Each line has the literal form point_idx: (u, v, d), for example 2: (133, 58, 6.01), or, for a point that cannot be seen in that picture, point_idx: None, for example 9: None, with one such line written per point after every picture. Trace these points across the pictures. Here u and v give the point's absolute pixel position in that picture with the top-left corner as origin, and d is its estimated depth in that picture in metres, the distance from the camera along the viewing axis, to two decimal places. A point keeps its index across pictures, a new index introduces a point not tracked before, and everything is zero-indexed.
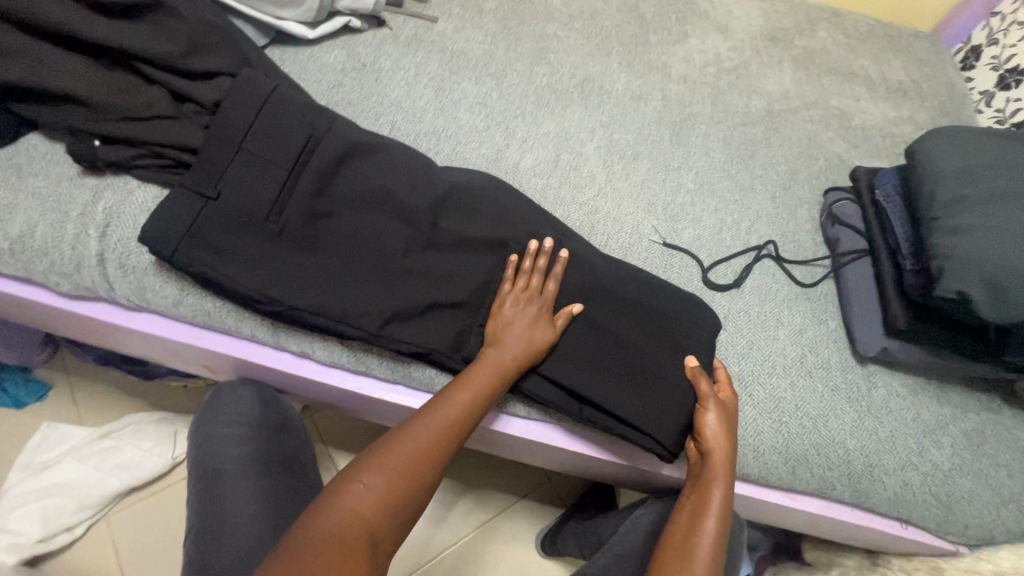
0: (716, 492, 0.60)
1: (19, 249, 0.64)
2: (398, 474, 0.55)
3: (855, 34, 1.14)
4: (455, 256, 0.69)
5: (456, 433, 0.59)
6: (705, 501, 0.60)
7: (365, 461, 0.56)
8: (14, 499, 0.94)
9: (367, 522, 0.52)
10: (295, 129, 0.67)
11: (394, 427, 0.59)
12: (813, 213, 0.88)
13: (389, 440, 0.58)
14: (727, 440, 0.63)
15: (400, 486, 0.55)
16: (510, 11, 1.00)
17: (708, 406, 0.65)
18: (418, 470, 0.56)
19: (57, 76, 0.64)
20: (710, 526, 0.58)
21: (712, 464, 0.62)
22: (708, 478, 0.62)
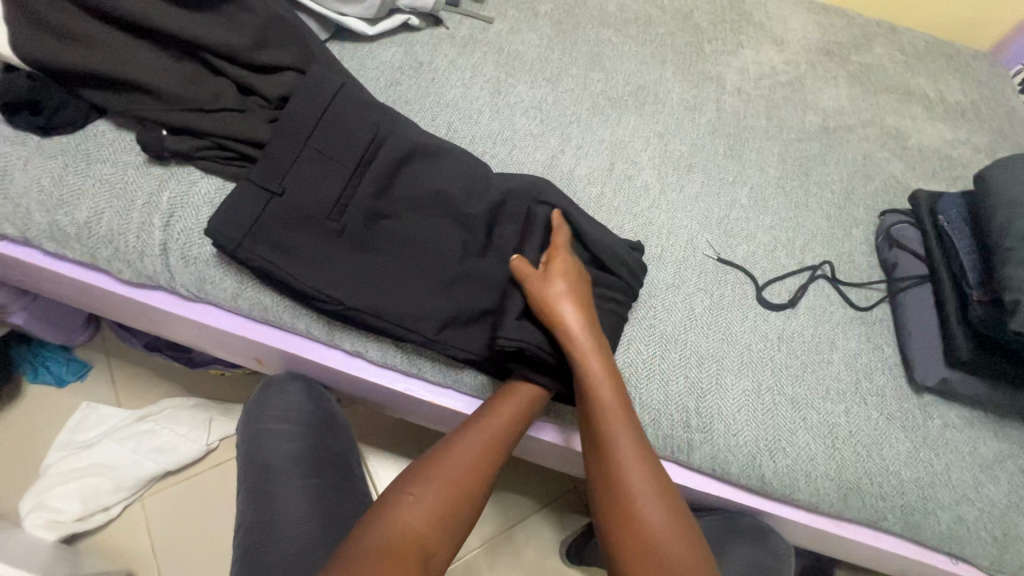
0: (608, 401, 0.59)
1: (84, 235, 0.64)
2: (448, 488, 0.57)
3: (913, 51, 1.11)
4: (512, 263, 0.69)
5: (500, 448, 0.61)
6: (604, 416, 0.59)
7: (413, 476, 0.58)
8: (54, 477, 0.95)
9: (419, 535, 0.53)
10: (360, 128, 0.67)
11: (442, 440, 0.61)
12: (868, 234, 0.86)
13: (435, 456, 0.59)
14: (586, 331, 0.61)
15: (449, 500, 0.56)
16: (565, 15, 0.99)
17: (550, 289, 0.62)
18: (466, 486, 0.58)
19: (130, 66, 0.64)
20: (625, 435, 0.59)
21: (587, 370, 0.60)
22: (591, 390, 0.60)
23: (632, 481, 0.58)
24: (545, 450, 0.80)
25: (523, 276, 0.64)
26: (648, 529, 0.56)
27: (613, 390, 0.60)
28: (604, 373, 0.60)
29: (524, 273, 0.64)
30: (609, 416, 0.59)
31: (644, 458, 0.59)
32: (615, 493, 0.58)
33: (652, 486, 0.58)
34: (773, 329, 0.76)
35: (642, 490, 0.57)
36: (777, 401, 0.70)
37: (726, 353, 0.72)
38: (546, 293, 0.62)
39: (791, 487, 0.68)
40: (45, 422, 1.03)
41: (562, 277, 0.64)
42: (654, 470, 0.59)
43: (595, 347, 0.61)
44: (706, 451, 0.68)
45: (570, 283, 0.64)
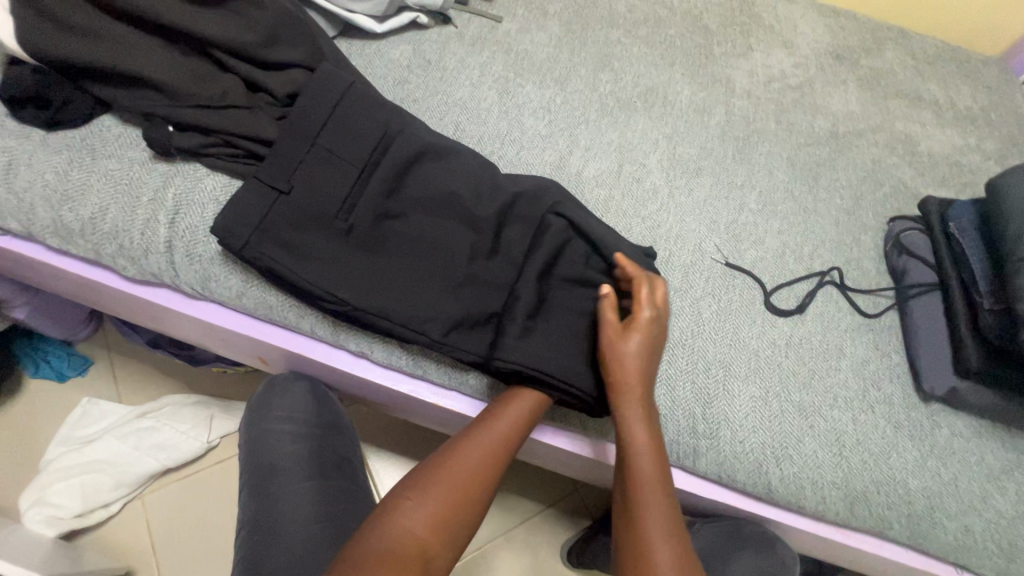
0: (642, 459, 0.59)
1: (89, 231, 0.64)
2: (448, 493, 0.55)
3: (924, 57, 1.11)
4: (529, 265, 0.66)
5: (502, 454, 0.59)
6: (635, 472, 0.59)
7: (412, 482, 0.56)
8: (54, 472, 0.95)
9: (419, 539, 0.52)
10: (369, 127, 0.66)
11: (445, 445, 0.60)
12: (877, 240, 0.86)
13: (436, 462, 0.58)
14: (638, 388, 0.60)
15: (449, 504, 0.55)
16: (574, 15, 0.99)
17: (615, 340, 0.62)
18: (468, 491, 0.56)
19: (137, 60, 0.63)
20: (652, 497, 0.58)
21: (626, 425, 0.60)
22: (626, 444, 0.60)
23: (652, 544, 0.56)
24: (549, 453, 0.79)
25: (603, 320, 0.63)
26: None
27: (650, 450, 0.59)
28: (643, 430, 0.60)
29: (603, 318, 0.63)
30: (639, 475, 0.59)
31: (670, 524, 0.57)
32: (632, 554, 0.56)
33: (674, 555, 0.55)
34: (781, 334, 0.75)
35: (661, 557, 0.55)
36: (784, 408, 0.70)
37: (734, 359, 0.72)
38: (613, 344, 0.62)
39: (798, 495, 0.68)
40: (46, 417, 1.02)
41: (636, 329, 0.61)
42: (678, 538, 0.56)
43: (640, 404, 0.60)
44: (713, 458, 0.68)
45: (643, 339, 0.61)
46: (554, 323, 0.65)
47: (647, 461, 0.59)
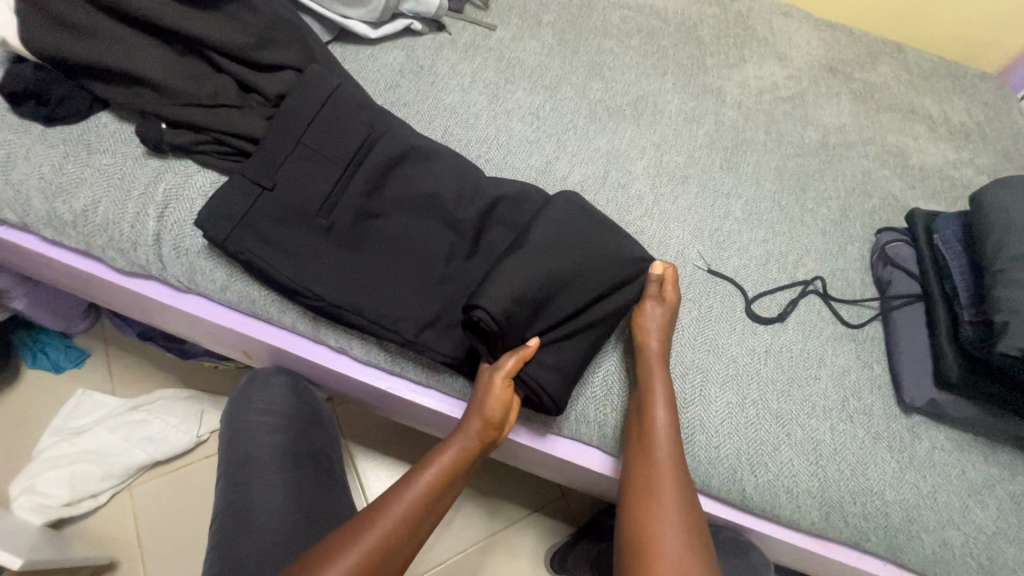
0: (663, 423, 0.63)
1: (81, 223, 0.66)
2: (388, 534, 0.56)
3: (918, 72, 1.11)
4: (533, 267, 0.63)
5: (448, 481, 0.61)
6: (654, 436, 0.62)
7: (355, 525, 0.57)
8: (45, 461, 0.96)
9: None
10: (354, 128, 0.68)
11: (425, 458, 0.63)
12: (864, 252, 0.86)
13: (385, 496, 0.60)
14: (659, 357, 0.66)
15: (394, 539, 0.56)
16: (568, 24, 1.00)
17: (647, 307, 0.68)
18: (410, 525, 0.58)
19: (134, 60, 0.66)
20: (665, 455, 0.62)
21: (651, 388, 0.65)
22: (648, 403, 0.64)
23: (662, 501, 0.61)
24: (526, 455, 0.79)
25: (642, 287, 0.70)
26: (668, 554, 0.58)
27: (669, 416, 0.63)
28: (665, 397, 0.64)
29: (644, 288, 0.70)
30: (658, 438, 0.62)
31: (679, 485, 0.61)
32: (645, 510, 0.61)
33: (676, 506, 0.61)
34: (761, 341, 0.75)
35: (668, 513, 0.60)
36: (761, 415, 0.70)
37: (712, 365, 0.72)
38: (647, 312, 0.68)
39: (772, 503, 0.67)
40: (41, 407, 1.04)
41: (666, 303, 0.69)
42: (687, 497, 0.61)
43: (664, 371, 0.65)
44: (686, 463, 0.68)
45: (669, 313, 0.68)
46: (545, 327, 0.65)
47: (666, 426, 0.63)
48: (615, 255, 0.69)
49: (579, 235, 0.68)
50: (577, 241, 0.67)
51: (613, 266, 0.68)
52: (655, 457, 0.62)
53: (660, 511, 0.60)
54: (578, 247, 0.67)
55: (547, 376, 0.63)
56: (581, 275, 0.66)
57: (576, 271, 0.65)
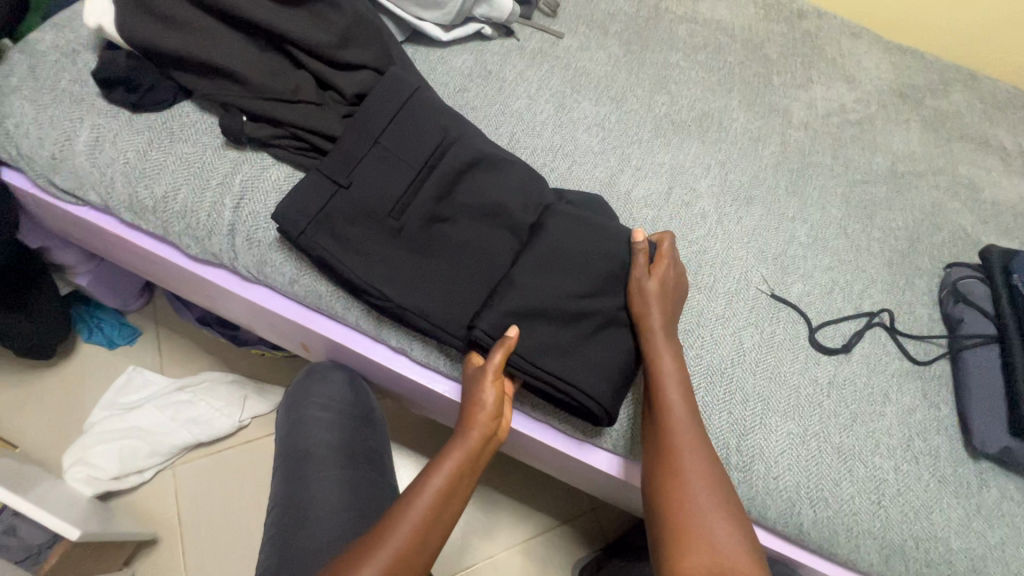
0: (675, 399, 0.61)
1: (160, 209, 0.67)
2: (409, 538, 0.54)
3: (993, 101, 1.07)
4: (543, 272, 0.65)
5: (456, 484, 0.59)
6: (669, 415, 0.60)
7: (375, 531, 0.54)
8: (96, 434, 0.99)
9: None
10: (430, 133, 0.68)
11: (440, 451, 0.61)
12: (932, 286, 0.83)
13: (397, 503, 0.57)
14: (662, 333, 0.64)
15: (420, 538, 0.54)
16: (634, 36, 0.99)
17: (642, 279, 0.66)
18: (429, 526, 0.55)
19: (222, 52, 0.67)
20: (682, 427, 0.60)
21: (658, 365, 0.63)
22: (656, 378, 0.62)
23: (689, 481, 0.57)
24: (571, 469, 0.78)
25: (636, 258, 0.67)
26: (703, 535, 0.55)
27: (680, 396, 0.61)
28: (674, 373, 0.63)
29: (635, 259, 0.67)
30: (672, 416, 0.60)
31: (706, 462, 0.58)
32: (672, 491, 0.57)
33: (701, 473, 0.58)
34: (824, 372, 0.73)
35: (697, 491, 0.57)
36: (822, 448, 0.68)
37: (773, 393, 0.70)
38: (639, 285, 0.66)
39: (831, 542, 0.65)
40: (94, 381, 1.07)
41: (659, 272, 0.66)
42: (715, 474, 0.58)
43: (667, 345, 0.64)
44: (744, 491, 0.66)
45: (663, 284, 0.65)
46: (598, 348, 0.65)
47: (679, 403, 0.61)
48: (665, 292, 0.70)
49: (584, 232, 0.68)
50: (583, 239, 0.68)
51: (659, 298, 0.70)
52: (673, 434, 0.59)
53: (688, 489, 0.57)
54: (595, 252, 0.68)
55: (600, 390, 0.62)
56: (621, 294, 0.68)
57: (600, 275, 0.67)
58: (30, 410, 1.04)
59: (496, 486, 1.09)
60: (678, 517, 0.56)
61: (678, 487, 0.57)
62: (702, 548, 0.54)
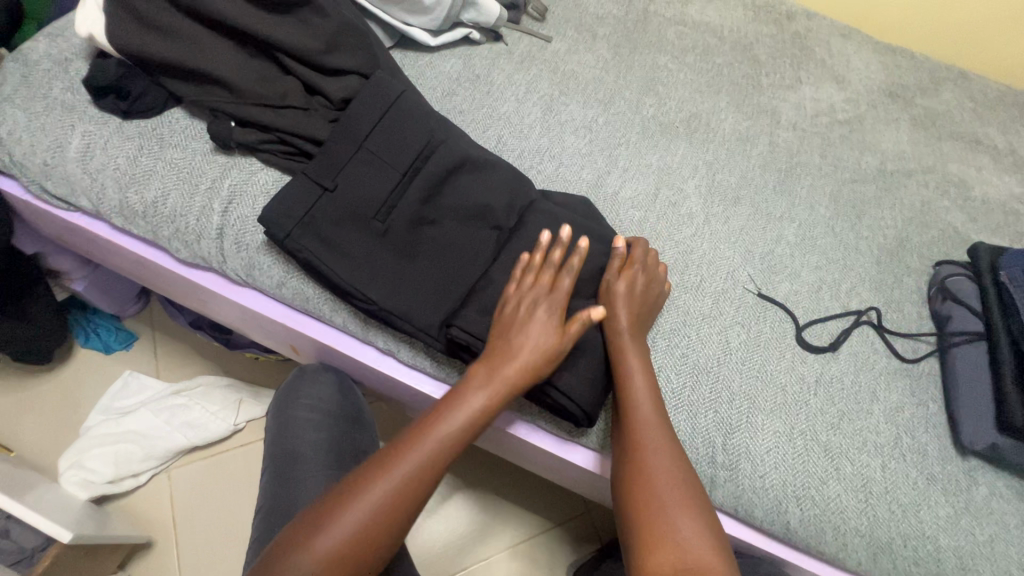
0: (643, 402, 0.61)
1: (150, 214, 0.68)
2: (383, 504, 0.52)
3: (984, 100, 1.07)
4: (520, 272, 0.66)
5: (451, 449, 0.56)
6: (637, 418, 0.61)
7: (347, 490, 0.53)
8: (92, 438, 1.00)
9: (351, 554, 0.50)
10: (415, 136, 0.69)
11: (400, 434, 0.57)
12: (921, 285, 0.83)
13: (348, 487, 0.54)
14: (629, 333, 0.65)
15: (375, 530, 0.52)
16: (623, 39, 1.00)
17: (612, 282, 0.67)
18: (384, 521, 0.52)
19: (210, 59, 0.68)
20: (650, 427, 0.60)
21: (625, 366, 0.63)
22: (623, 377, 0.63)
23: (656, 485, 0.57)
24: (560, 470, 0.78)
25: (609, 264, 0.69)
26: (671, 542, 0.54)
27: (648, 394, 0.62)
28: (642, 375, 0.63)
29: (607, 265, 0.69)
30: (638, 415, 0.61)
31: (675, 466, 0.58)
32: (640, 495, 0.57)
33: (668, 471, 0.58)
34: (812, 371, 0.73)
35: (665, 494, 0.56)
36: (809, 446, 0.68)
37: (760, 392, 0.70)
38: (608, 287, 0.67)
39: (818, 540, 0.65)
40: (90, 386, 1.08)
41: (627, 276, 0.67)
42: (683, 474, 0.58)
43: (637, 346, 0.65)
44: (730, 490, 0.66)
45: (632, 286, 0.67)
46: (579, 350, 0.64)
47: (648, 405, 0.61)
48: None
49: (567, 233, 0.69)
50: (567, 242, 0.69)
51: None
52: (641, 437, 0.60)
53: (656, 493, 0.56)
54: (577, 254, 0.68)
55: (581, 390, 0.62)
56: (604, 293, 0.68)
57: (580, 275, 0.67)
58: (27, 415, 1.04)
59: (490, 489, 1.09)
60: (644, 520, 0.55)
61: (646, 491, 0.57)
62: (669, 546, 0.53)
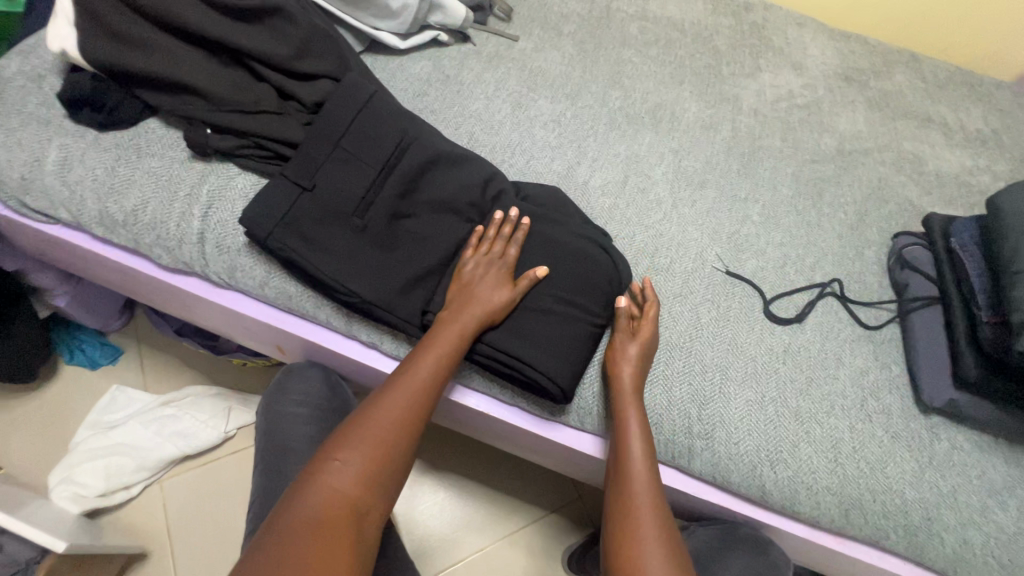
0: (637, 453, 0.62)
1: (131, 222, 0.70)
2: (379, 443, 0.54)
3: (934, 80, 1.12)
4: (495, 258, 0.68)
5: (431, 392, 0.59)
6: (630, 466, 0.62)
7: (338, 438, 0.55)
8: (82, 452, 1.00)
9: (350, 494, 0.51)
10: (389, 134, 0.71)
11: (367, 399, 0.58)
12: (881, 255, 0.87)
13: (322, 456, 0.53)
14: (634, 390, 0.66)
15: (360, 493, 0.51)
16: (588, 35, 1.04)
17: (621, 343, 0.68)
18: (362, 481, 0.52)
19: (184, 69, 0.70)
20: (644, 481, 0.61)
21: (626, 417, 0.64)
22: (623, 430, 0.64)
23: (640, 537, 0.57)
24: (547, 452, 0.81)
25: (616, 322, 0.70)
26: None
27: (642, 446, 0.63)
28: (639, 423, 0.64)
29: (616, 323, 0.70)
30: (633, 465, 0.62)
31: (662, 524, 0.58)
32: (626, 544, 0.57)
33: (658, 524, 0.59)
34: (779, 341, 0.77)
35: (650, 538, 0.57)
36: (780, 413, 0.71)
37: (731, 363, 0.73)
38: (619, 345, 0.68)
39: (792, 500, 0.68)
40: (78, 402, 1.08)
41: (640, 339, 0.68)
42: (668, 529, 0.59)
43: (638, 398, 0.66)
44: (706, 458, 0.69)
45: (643, 346, 0.68)
46: (555, 331, 0.67)
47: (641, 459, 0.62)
48: (615, 276, 0.72)
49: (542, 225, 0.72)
50: (541, 231, 0.72)
51: (614, 278, 0.72)
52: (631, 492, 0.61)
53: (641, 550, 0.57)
54: (551, 241, 0.71)
55: (558, 370, 0.64)
56: (581, 271, 0.71)
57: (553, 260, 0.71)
58: (14, 434, 1.04)
59: (483, 481, 1.11)
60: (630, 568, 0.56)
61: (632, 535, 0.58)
62: None
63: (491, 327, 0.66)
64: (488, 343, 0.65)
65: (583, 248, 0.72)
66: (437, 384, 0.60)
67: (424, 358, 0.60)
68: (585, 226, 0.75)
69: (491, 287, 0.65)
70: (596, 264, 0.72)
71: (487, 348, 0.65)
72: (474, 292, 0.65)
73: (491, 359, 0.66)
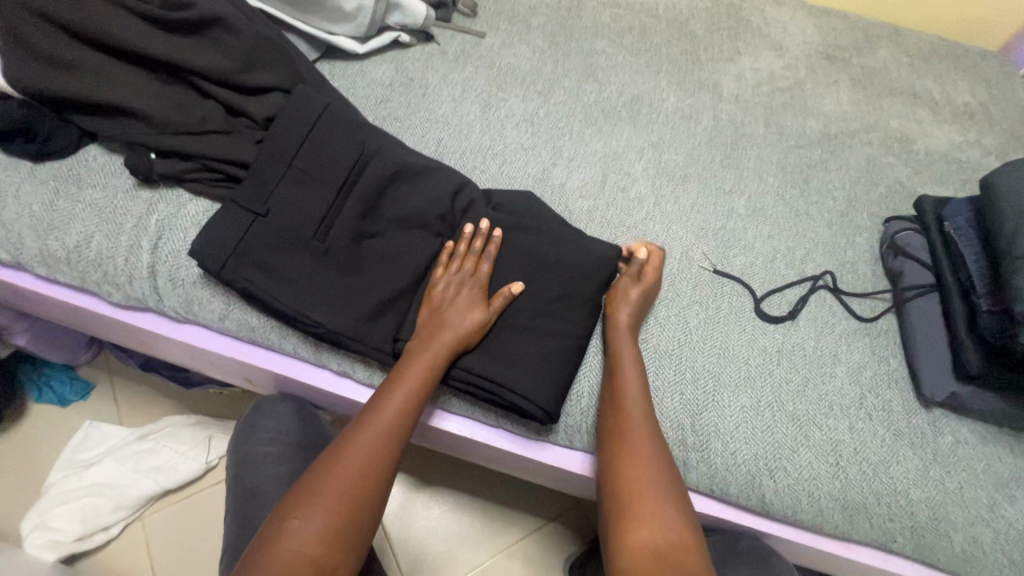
0: (633, 395, 0.62)
1: (75, 260, 0.65)
2: (342, 493, 0.51)
3: (919, 54, 1.08)
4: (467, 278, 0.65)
5: (400, 429, 0.55)
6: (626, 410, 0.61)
7: (299, 493, 0.51)
8: (56, 496, 0.96)
9: (313, 556, 0.48)
10: (346, 149, 0.67)
11: (332, 444, 0.55)
12: (873, 242, 0.83)
13: (285, 513, 0.50)
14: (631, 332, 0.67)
15: (325, 551, 0.48)
16: (558, 27, 0.99)
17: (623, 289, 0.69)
18: (325, 540, 0.49)
19: (120, 91, 0.65)
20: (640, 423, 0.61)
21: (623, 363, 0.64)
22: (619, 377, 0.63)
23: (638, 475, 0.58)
24: (536, 472, 0.77)
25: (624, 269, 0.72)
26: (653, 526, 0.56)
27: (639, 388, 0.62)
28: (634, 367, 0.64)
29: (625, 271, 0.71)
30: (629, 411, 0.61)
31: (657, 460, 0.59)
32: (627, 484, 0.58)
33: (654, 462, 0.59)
34: (772, 341, 0.73)
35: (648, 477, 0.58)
36: (777, 418, 0.68)
37: (723, 368, 0.70)
38: (621, 292, 0.69)
39: (794, 509, 0.66)
40: (50, 442, 1.03)
41: (643, 284, 0.70)
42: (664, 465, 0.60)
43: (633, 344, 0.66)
44: (703, 471, 0.66)
45: (646, 292, 0.69)
46: (536, 351, 0.63)
47: (637, 396, 0.62)
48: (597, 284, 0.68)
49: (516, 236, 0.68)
50: (515, 243, 0.68)
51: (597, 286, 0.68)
52: (632, 425, 0.60)
53: (641, 475, 0.58)
54: (527, 254, 0.67)
55: (541, 392, 0.61)
56: (560, 283, 0.66)
57: (529, 273, 0.67)
58: None
59: (478, 495, 1.08)
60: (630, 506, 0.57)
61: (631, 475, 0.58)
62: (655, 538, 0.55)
63: (465, 352, 0.62)
64: (462, 368, 0.62)
65: (562, 256, 0.68)
66: (410, 416, 0.56)
67: (391, 395, 0.56)
68: (563, 231, 0.71)
69: (463, 310, 0.62)
70: (575, 273, 0.67)
71: (463, 373, 0.62)
72: (445, 317, 0.61)
73: (470, 382, 0.62)
